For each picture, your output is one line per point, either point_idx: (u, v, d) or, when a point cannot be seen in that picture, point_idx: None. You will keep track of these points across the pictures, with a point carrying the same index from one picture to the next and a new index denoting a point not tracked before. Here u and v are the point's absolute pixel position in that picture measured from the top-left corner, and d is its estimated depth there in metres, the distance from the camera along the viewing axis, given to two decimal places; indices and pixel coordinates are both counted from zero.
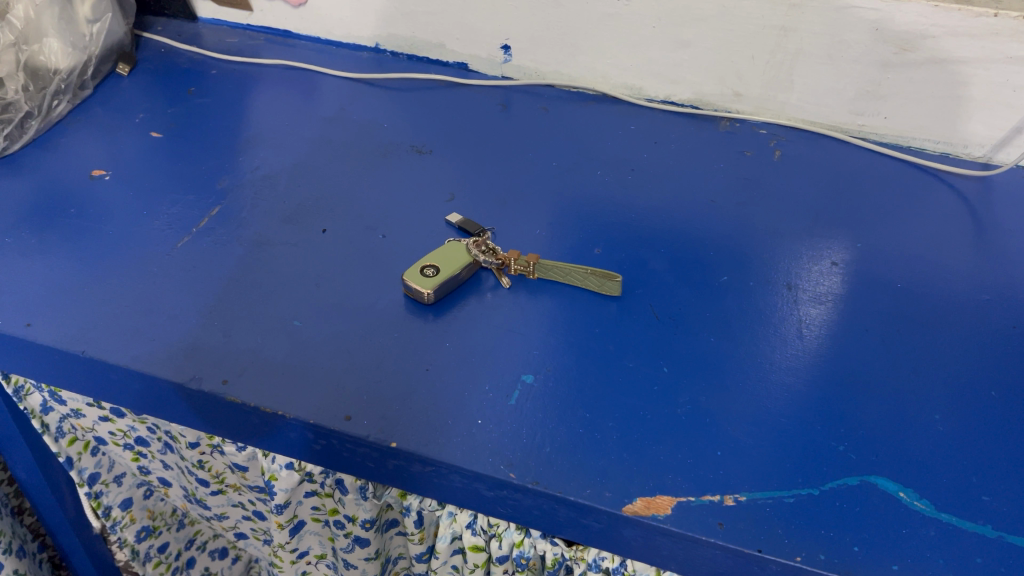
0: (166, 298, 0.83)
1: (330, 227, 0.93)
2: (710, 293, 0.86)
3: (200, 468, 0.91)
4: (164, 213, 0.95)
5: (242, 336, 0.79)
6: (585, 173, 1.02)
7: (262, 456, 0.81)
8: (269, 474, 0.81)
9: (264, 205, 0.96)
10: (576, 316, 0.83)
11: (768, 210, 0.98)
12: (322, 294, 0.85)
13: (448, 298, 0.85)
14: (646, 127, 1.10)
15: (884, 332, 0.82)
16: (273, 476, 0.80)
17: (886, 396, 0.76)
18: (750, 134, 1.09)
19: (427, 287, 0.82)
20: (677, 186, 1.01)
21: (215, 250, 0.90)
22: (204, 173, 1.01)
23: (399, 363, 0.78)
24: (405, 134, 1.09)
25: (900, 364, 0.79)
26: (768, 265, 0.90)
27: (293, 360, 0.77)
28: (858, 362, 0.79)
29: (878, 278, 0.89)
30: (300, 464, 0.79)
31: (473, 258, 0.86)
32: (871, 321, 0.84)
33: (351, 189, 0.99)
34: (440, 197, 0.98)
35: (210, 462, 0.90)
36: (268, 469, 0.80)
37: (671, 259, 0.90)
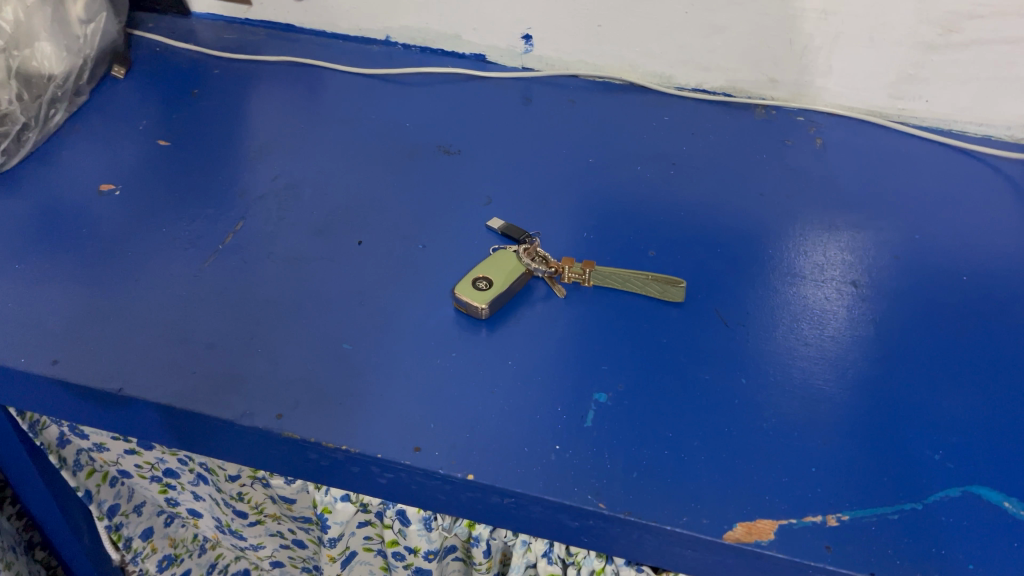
0: (201, 325, 0.77)
1: (365, 239, 0.88)
2: (774, 295, 0.82)
3: (237, 498, 0.86)
4: (183, 230, 0.88)
5: (289, 363, 0.74)
6: (624, 169, 0.98)
7: (314, 488, 0.76)
8: (323, 507, 0.76)
9: (291, 216, 0.90)
10: (640, 325, 0.79)
11: (818, 200, 0.94)
12: (368, 313, 0.79)
13: (502, 311, 0.80)
14: (680, 118, 1.06)
15: (959, 328, 0.79)
16: (327, 509, 0.76)
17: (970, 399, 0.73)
18: (788, 121, 1.05)
19: (482, 303, 0.77)
20: (721, 179, 0.97)
21: (245, 268, 0.84)
22: (220, 184, 0.95)
23: (461, 385, 0.73)
24: (429, 133, 1.03)
25: (980, 364, 0.76)
26: (829, 262, 0.86)
27: (349, 388, 0.72)
28: (937, 362, 0.76)
29: (941, 268, 0.86)
30: (356, 496, 0.75)
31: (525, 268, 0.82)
32: (943, 317, 0.80)
33: (381, 196, 0.93)
34: (476, 202, 0.93)
35: (249, 492, 0.84)
36: (321, 502, 0.75)
37: (728, 258, 0.86)
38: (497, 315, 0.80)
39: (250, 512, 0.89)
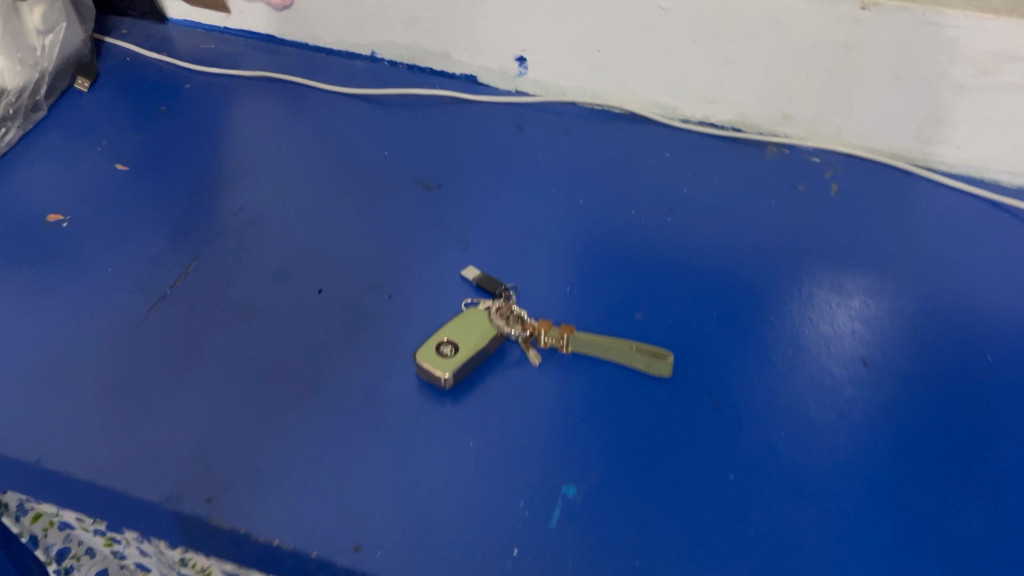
0: (135, 385, 0.70)
1: (327, 285, 0.80)
2: (772, 372, 0.74)
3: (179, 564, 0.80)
4: (130, 269, 0.81)
5: (227, 435, 0.67)
6: (617, 212, 0.90)
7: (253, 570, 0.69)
8: None
9: (249, 256, 0.82)
10: (620, 403, 0.70)
11: (829, 259, 0.85)
12: (320, 377, 0.72)
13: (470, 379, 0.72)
14: (683, 155, 0.97)
15: (981, 420, 0.70)
16: None
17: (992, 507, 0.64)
18: (801, 164, 0.96)
19: (445, 371, 0.69)
20: (724, 228, 0.88)
21: (192, 317, 0.76)
22: (177, 215, 0.87)
23: (416, 470, 0.65)
24: (409, 164, 0.96)
25: (1004, 466, 0.67)
26: (838, 333, 0.77)
27: (290, 468, 0.65)
28: (955, 462, 0.67)
29: (965, 341, 0.77)
30: None
31: (497, 329, 0.74)
32: (963, 403, 0.71)
33: (350, 236, 0.86)
34: (453, 246, 0.85)
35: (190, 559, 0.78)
36: None
37: (724, 323, 0.78)
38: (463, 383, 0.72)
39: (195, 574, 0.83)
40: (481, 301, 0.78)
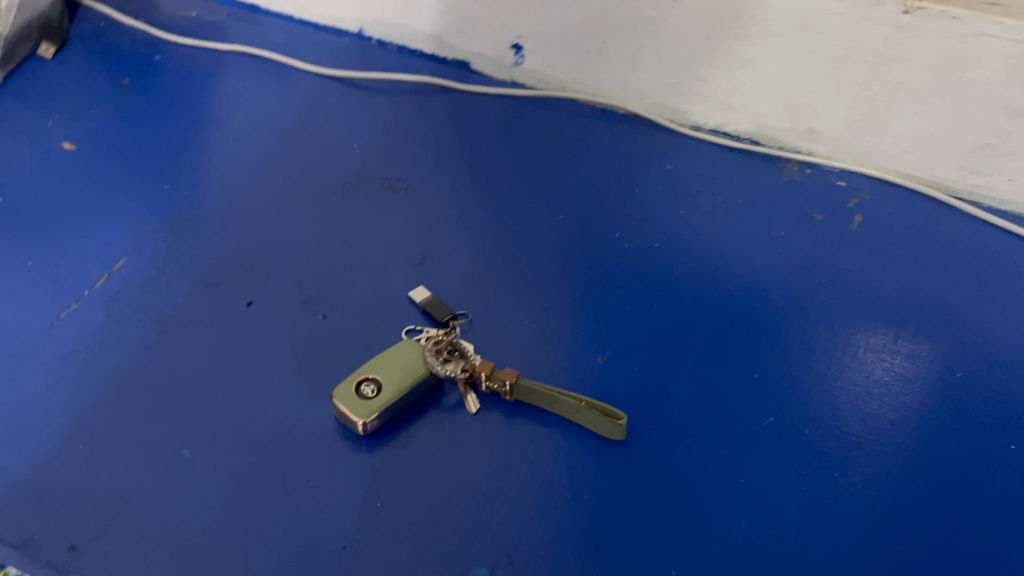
0: (23, 402, 0.63)
1: (258, 298, 0.72)
2: (745, 445, 0.62)
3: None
4: (50, 263, 0.74)
5: (108, 471, 0.59)
6: (601, 231, 0.78)
7: None
8: None
9: (182, 259, 0.75)
10: (560, 468, 0.61)
11: (837, 307, 0.72)
12: (226, 407, 0.63)
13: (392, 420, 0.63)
14: (688, 167, 0.85)
15: (991, 527, 0.58)
16: None
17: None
18: (822, 187, 0.83)
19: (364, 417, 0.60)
20: (721, 259, 0.76)
21: (104, 326, 0.69)
22: (115, 204, 0.79)
23: (311, 533, 0.57)
24: (378, 159, 0.86)
25: None
26: (833, 400, 0.65)
27: (169, 518, 0.57)
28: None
29: (988, 424, 0.64)
30: None
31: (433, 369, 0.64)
32: (973, 505, 0.59)
33: (294, 241, 0.77)
34: (407, 260, 0.75)
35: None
36: None
37: (699, 379, 0.66)
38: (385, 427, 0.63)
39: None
40: (425, 329, 0.68)
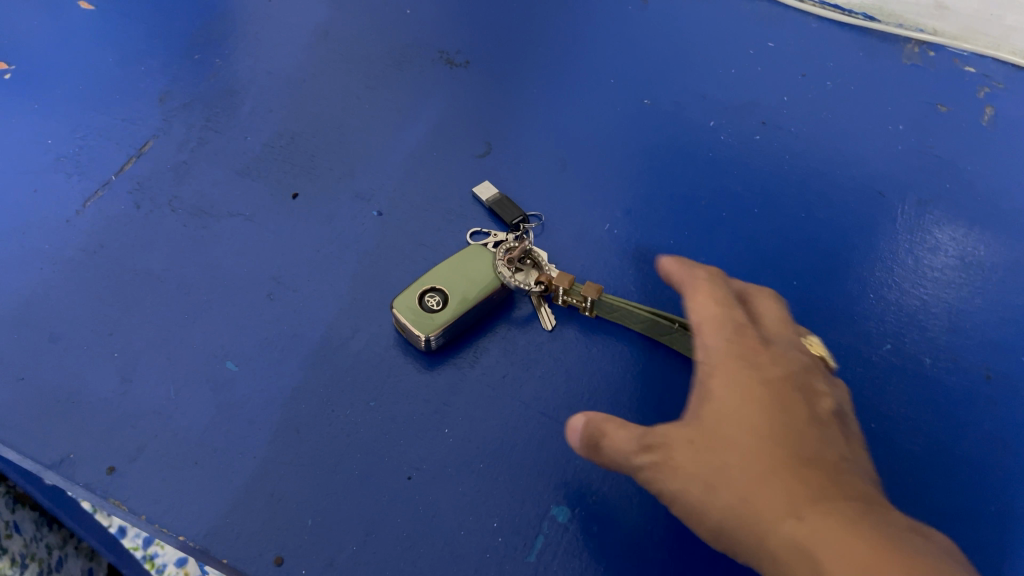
0: (50, 302, 0.57)
1: (304, 190, 0.63)
2: (858, 375, 0.55)
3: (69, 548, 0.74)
4: (72, 144, 0.65)
5: (147, 384, 0.53)
6: (691, 121, 0.68)
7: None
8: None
9: (217, 141, 0.66)
10: (647, 396, 0.54)
11: (965, 216, 0.63)
12: (273, 315, 0.57)
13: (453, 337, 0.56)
14: (792, 44, 0.73)
15: None
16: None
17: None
18: (950, 72, 0.71)
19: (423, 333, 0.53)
20: (830, 158, 0.66)
21: (134, 217, 0.61)
22: (140, 75, 0.70)
23: (369, 460, 0.51)
24: (433, 25, 0.75)
25: None
26: (959, 327, 0.57)
27: (213, 439, 0.51)
28: None
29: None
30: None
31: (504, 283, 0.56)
32: None
33: (342, 124, 0.68)
34: (470, 149, 0.66)
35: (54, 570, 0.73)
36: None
37: (805, 299, 0.58)
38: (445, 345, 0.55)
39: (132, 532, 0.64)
40: (493, 232, 0.61)
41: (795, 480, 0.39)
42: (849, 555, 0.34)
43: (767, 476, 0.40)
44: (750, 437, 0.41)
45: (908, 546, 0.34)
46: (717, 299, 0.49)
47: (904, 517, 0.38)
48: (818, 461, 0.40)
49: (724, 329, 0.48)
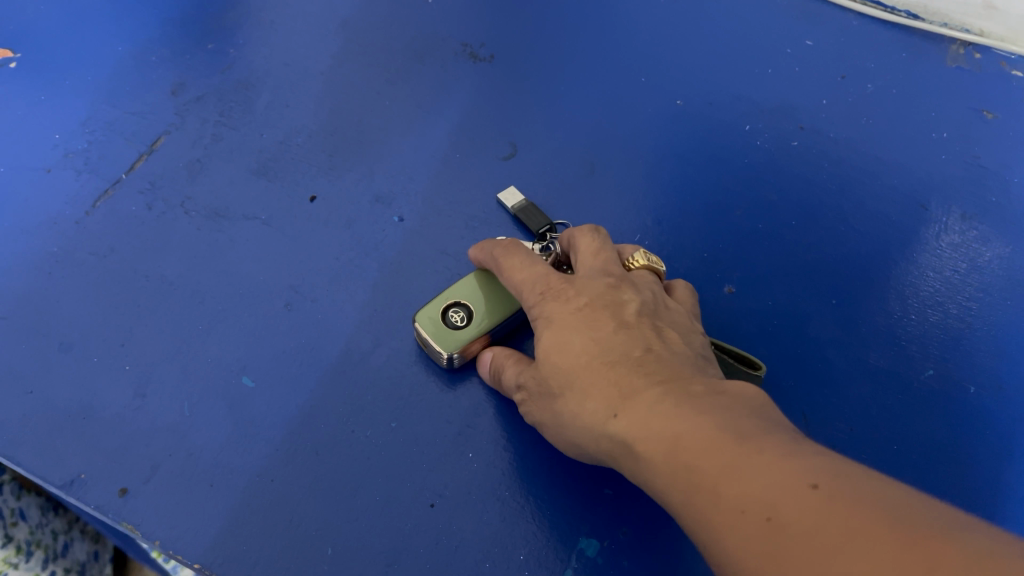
0: (60, 309, 0.55)
1: (322, 192, 0.61)
2: (899, 401, 0.53)
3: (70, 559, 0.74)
4: (80, 139, 0.63)
5: (161, 399, 0.51)
6: (725, 125, 0.66)
7: None
8: None
9: (232, 139, 0.64)
10: None
11: (1010, 230, 0.60)
12: (291, 327, 0.54)
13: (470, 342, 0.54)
14: (831, 43, 0.70)
15: None
16: None
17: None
18: (996, 76, 0.68)
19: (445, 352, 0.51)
20: (870, 167, 0.63)
21: (146, 219, 0.59)
22: (151, 66, 0.67)
23: (390, 484, 0.49)
24: (456, 16, 0.72)
25: None
26: (1004, 352, 0.55)
27: (229, 459, 0.49)
28: None
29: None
30: None
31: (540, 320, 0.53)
32: None
33: (361, 121, 0.65)
34: (495, 150, 0.64)
35: None
36: None
37: (843, 319, 0.56)
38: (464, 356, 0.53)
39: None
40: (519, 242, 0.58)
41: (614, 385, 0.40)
42: (659, 439, 0.36)
43: (586, 389, 0.41)
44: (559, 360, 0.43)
45: (715, 416, 0.35)
46: (523, 260, 0.48)
47: (708, 384, 0.39)
48: (625, 363, 0.41)
49: (533, 281, 0.47)
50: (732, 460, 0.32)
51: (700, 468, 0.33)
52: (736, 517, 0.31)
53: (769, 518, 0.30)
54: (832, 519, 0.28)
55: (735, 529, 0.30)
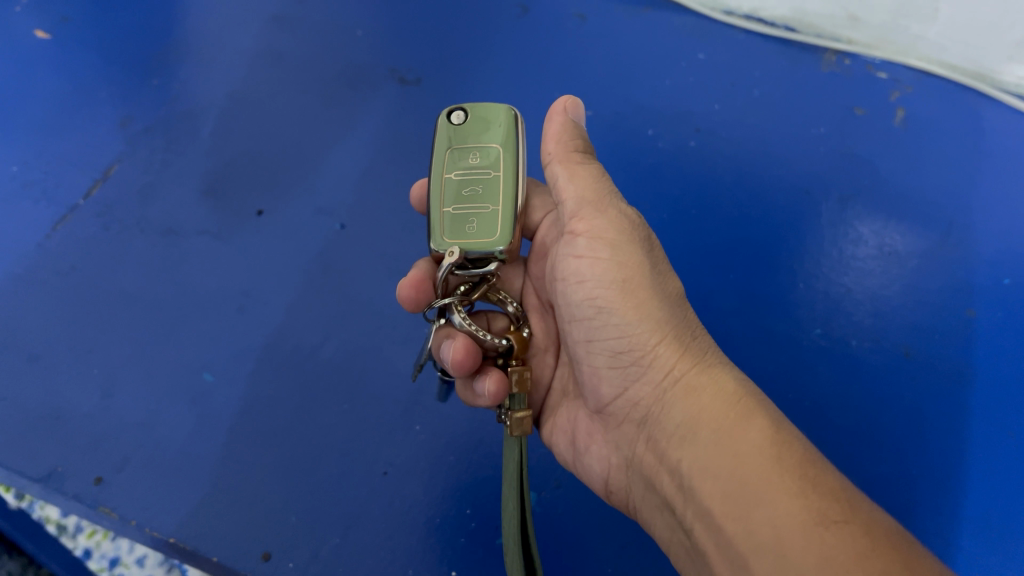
0: (29, 325, 0.60)
1: (267, 207, 0.66)
2: (790, 361, 0.61)
3: None
4: (37, 172, 0.68)
5: (128, 397, 0.56)
6: (631, 131, 0.73)
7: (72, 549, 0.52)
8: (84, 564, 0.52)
9: (180, 164, 0.69)
10: None
11: (885, 209, 0.68)
12: (245, 328, 0.60)
13: (443, 171, 0.46)
14: (724, 52, 0.77)
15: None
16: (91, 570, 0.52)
17: (1023, 564, 0.54)
18: (865, 79, 0.74)
19: (505, 124, 0.47)
20: (759, 160, 0.71)
21: (104, 239, 0.64)
22: (100, 102, 0.72)
23: (346, 459, 0.54)
24: (383, 42, 0.77)
25: None
26: (880, 314, 0.63)
27: (196, 449, 0.54)
28: (980, 497, 0.56)
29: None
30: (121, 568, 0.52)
31: (513, 254, 0.45)
32: (1010, 419, 0.58)
33: (300, 144, 0.71)
34: (425, 161, 0.69)
35: None
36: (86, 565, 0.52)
37: (740, 293, 0.64)
38: (473, 141, 0.47)
39: (87, 524, 0.52)
40: (490, 261, 0.44)
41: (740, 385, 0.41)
42: (805, 455, 0.36)
43: (704, 368, 0.42)
44: (654, 294, 0.43)
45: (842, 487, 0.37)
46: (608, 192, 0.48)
47: None
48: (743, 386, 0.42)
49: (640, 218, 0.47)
50: (883, 530, 0.33)
51: (861, 518, 0.33)
52: None
53: None
54: None
55: None
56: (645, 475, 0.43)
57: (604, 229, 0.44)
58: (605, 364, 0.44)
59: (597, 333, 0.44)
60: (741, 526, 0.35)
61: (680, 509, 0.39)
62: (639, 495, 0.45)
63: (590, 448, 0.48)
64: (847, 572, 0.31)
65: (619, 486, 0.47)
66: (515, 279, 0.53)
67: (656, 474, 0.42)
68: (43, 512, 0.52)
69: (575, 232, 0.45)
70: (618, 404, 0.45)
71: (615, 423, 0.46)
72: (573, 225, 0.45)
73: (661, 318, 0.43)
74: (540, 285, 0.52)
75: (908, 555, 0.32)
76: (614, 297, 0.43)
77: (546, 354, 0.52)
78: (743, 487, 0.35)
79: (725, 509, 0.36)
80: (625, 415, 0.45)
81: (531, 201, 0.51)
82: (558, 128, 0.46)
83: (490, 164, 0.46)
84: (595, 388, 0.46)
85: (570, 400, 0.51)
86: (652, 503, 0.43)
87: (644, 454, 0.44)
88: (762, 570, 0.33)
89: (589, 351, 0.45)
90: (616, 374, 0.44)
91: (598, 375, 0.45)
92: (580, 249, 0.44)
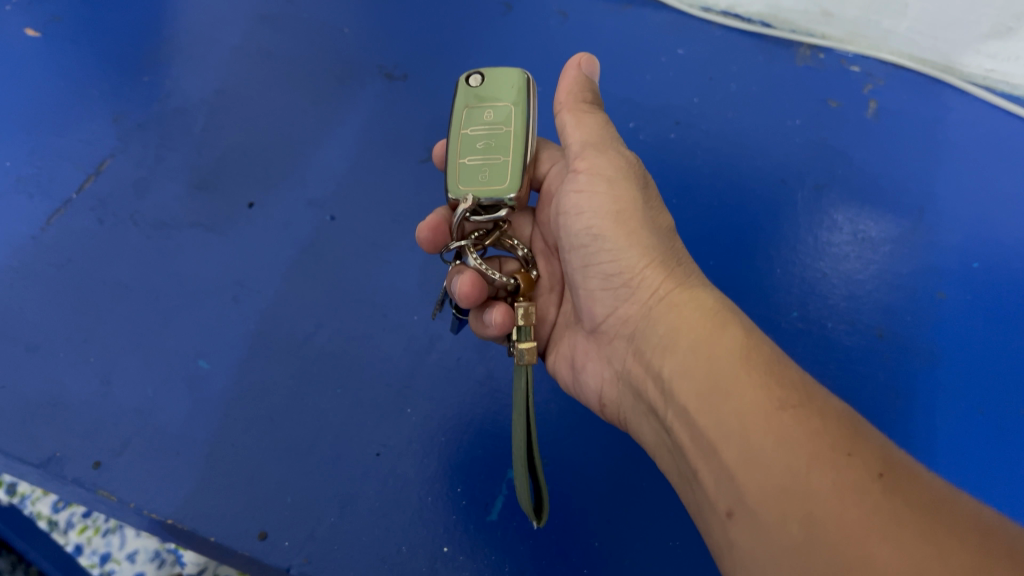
0: (26, 317, 0.61)
1: (259, 199, 0.68)
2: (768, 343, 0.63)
3: None
4: (32, 167, 0.69)
5: (126, 385, 0.58)
6: (613, 124, 0.75)
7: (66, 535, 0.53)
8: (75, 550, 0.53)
9: (172, 159, 0.70)
10: None
11: (859, 195, 0.70)
12: (240, 316, 0.61)
13: (460, 127, 0.49)
14: (702, 47, 0.79)
15: (993, 419, 0.60)
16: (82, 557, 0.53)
17: None
18: (839, 73, 0.77)
19: (518, 82, 0.49)
20: (737, 152, 0.73)
21: (99, 231, 0.65)
22: (92, 98, 0.73)
23: (341, 440, 0.55)
24: (370, 39, 0.79)
25: (1006, 472, 0.58)
26: (855, 297, 0.65)
27: (192, 433, 0.56)
28: (951, 468, 0.58)
29: (1015, 313, 0.64)
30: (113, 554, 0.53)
31: (523, 201, 0.47)
32: (979, 394, 0.61)
33: (290, 138, 0.72)
34: (412, 154, 0.71)
35: None
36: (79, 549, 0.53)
37: (719, 278, 0.66)
38: (488, 99, 0.49)
39: (79, 521, 0.54)
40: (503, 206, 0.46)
41: (725, 303, 0.43)
42: (781, 359, 0.38)
43: (689, 287, 0.44)
44: (643, 220, 0.45)
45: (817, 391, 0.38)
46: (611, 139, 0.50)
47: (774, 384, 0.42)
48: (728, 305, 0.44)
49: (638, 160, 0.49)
50: (840, 414, 0.34)
51: (823, 405, 0.35)
52: (843, 456, 0.32)
53: (881, 475, 0.31)
54: (934, 505, 0.30)
55: (841, 471, 0.31)
56: (632, 386, 0.45)
57: (599, 164, 0.46)
58: (598, 285, 0.46)
59: (591, 256, 0.46)
60: (712, 416, 0.36)
61: (662, 410, 0.41)
62: (628, 405, 0.47)
63: (587, 366, 0.50)
64: (801, 448, 0.32)
65: (610, 400, 0.49)
66: (525, 226, 0.56)
67: (642, 382, 0.44)
68: (36, 507, 0.54)
69: (576, 171, 0.47)
70: (611, 322, 0.47)
71: (608, 340, 0.48)
72: (574, 165, 0.47)
73: (650, 243, 0.44)
74: (546, 231, 0.54)
75: (860, 434, 0.33)
76: (607, 226, 0.45)
77: (551, 294, 0.54)
78: (717, 380, 0.37)
79: (699, 403, 0.37)
80: (617, 332, 0.47)
81: (538, 154, 0.53)
82: (571, 81, 0.49)
83: (503, 119, 0.48)
84: (590, 308, 0.48)
85: (570, 327, 0.53)
86: (639, 410, 0.45)
87: (632, 366, 0.45)
88: (727, 450, 0.35)
89: (585, 275, 0.47)
90: (608, 294, 0.46)
91: (592, 297, 0.47)
92: (582, 185, 0.46)
